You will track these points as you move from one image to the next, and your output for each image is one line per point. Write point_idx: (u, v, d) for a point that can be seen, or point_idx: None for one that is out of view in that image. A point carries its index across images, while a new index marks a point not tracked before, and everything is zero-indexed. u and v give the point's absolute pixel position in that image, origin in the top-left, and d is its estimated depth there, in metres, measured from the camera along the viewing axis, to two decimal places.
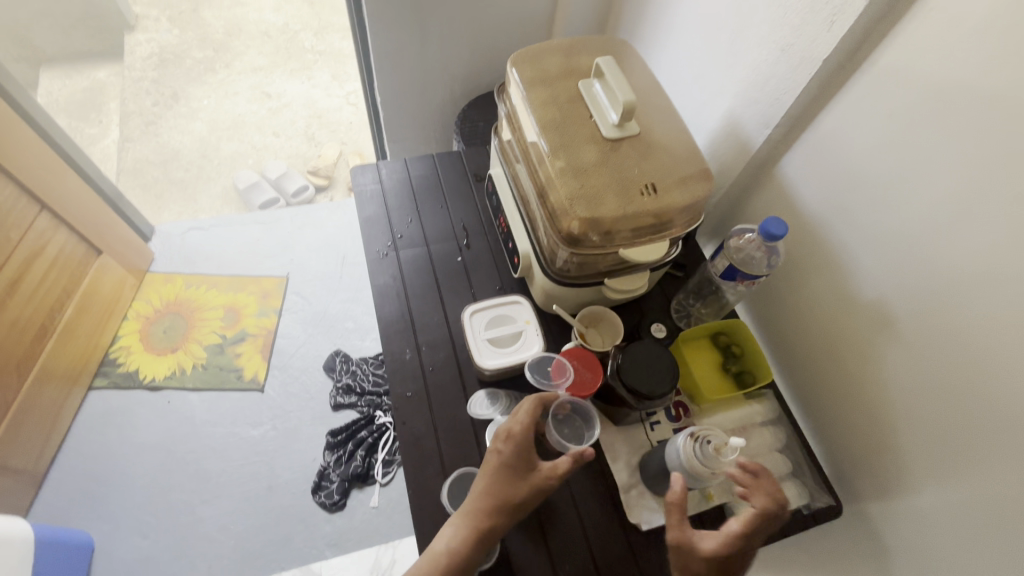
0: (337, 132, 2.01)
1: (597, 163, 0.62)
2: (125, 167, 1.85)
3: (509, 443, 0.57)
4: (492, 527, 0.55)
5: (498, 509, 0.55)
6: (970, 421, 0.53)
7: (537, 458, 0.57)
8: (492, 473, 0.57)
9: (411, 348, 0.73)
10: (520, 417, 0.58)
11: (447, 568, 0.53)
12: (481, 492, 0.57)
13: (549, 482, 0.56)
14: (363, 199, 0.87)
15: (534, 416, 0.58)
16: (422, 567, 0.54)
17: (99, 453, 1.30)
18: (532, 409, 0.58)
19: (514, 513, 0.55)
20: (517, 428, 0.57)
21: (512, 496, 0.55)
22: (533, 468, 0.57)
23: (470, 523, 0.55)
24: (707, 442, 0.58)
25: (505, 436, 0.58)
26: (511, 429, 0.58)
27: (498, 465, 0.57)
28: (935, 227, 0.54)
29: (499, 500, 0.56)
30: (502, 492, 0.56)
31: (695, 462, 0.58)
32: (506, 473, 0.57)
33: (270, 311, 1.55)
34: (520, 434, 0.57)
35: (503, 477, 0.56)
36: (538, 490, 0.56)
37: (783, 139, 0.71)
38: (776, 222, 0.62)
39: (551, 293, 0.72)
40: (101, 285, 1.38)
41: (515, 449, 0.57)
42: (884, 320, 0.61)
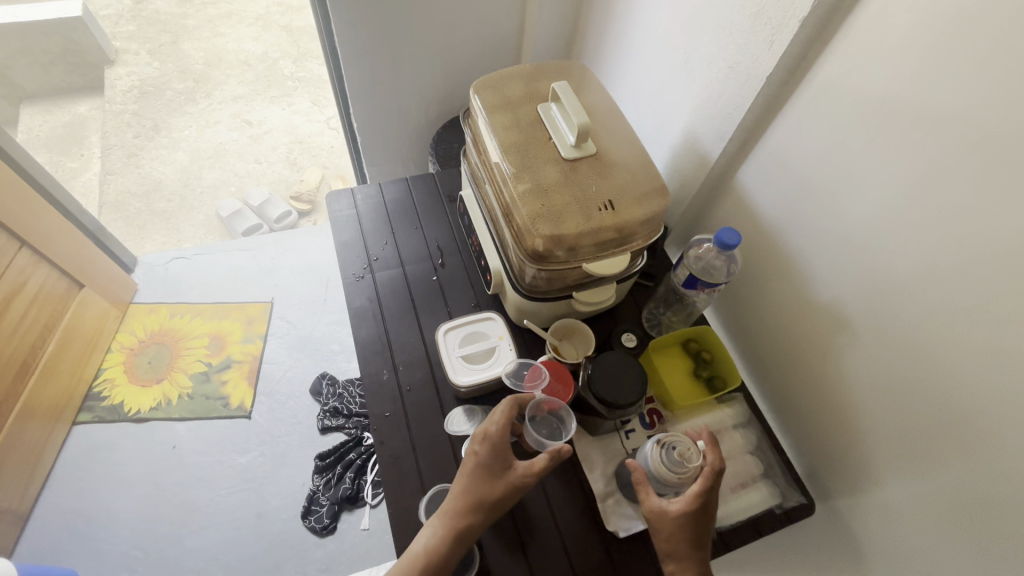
0: (319, 157, 2.05)
1: (558, 182, 0.65)
2: (107, 199, 1.86)
3: (485, 444, 0.58)
4: (470, 525, 0.56)
5: (475, 508, 0.56)
6: (925, 415, 0.55)
7: (514, 457, 0.58)
8: (469, 474, 0.58)
9: (388, 368, 0.75)
10: (495, 418, 0.59)
11: (425, 567, 0.55)
12: (459, 493, 0.58)
13: (525, 480, 0.57)
14: (339, 224, 0.89)
15: (509, 416, 0.59)
16: (400, 568, 0.55)
17: (84, 488, 1.29)
18: (507, 411, 0.59)
19: (491, 512, 0.57)
20: (493, 429, 0.58)
21: (489, 495, 0.56)
22: (509, 468, 0.58)
23: (447, 524, 0.56)
24: (673, 448, 0.60)
25: (481, 437, 0.59)
26: (486, 430, 0.59)
27: (474, 466, 0.58)
28: (881, 229, 0.57)
29: (476, 499, 0.57)
30: (479, 491, 0.57)
31: (661, 468, 0.60)
32: (482, 473, 0.58)
33: (256, 337, 1.55)
34: (495, 435, 0.58)
35: (479, 477, 0.57)
36: (514, 488, 0.57)
37: (738, 151, 0.75)
38: (729, 233, 0.65)
39: (523, 308, 0.74)
40: (83, 318, 1.38)
41: (490, 450, 0.58)
42: (840, 321, 0.64)
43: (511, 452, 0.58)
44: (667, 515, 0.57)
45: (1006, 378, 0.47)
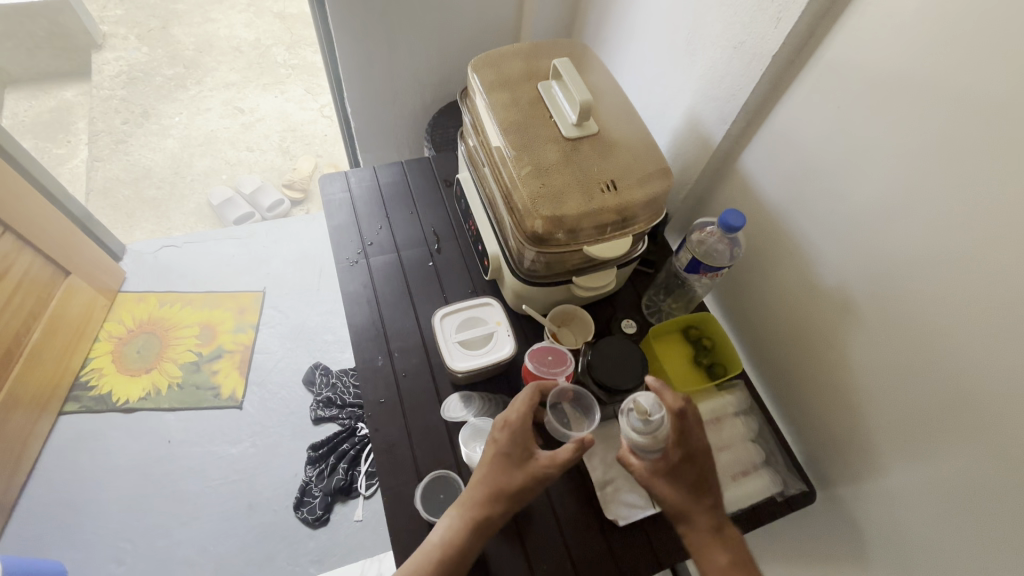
0: (312, 145, 2.01)
1: (559, 162, 0.63)
2: (94, 186, 1.82)
3: (506, 431, 0.57)
4: (491, 516, 0.54)
5: (496, 498, 0.54)
6: (930, 402, 0.54)
7: (536, 446, 0.57)
8: (488, 463, 0.56)
9: (383, 355, 0.73)
10: (518, 405, 0.58)
11: (442, 560, 0.52)
12: (477, 483, 0.56)
13: (548, 470, 0.55)
14: (332, 207, 0.87)
15: (532, 402, 0.58)
16: (415, 563, 0.53)
17: (71, 479, 1.26)
18: (529, 398, 0.58)
19: (511, 502, 0.54)
20: (514, 416, 0.57)
21: (511, 484, 0.55)
22: (531, 457, 0.56)
23: (465, 514, 0.54)
24: (630, 411, 0.57)
25: (501, 424, 0.58)
26: (508, 417, 0.58)
27: (494, 454, 0.56)
28: (889, 211, 0.55)
29: (496, 488, 0.55)
30: (500, 481, 0.55)
31: (633, 437, 0.58)
32: (502, 462, 0.56)
33: (247, 326, 1.53)
34: (517, 421, 0.57)
35: (500, 466, 0.55)
36: (537, 478, 0.55)
37: (742, 134, 0.73)
38: (734, 214, 0.63)
39: (521, 293, 0.72)
40: (70, 306, 1.35)
41: (512, 437, 0.56)
42: (845, 306, 0.63)
43: (533, 441, 0.57)
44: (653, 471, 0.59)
45: (1015, 362, 0.46)
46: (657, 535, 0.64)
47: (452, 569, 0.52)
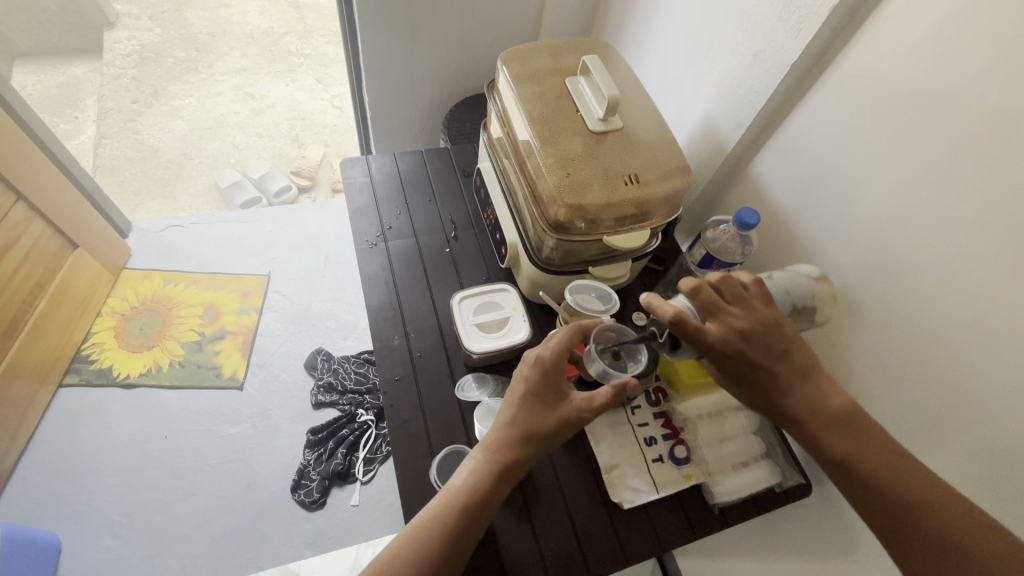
0: (321, 134, 2.02)
1: (584, 154, 0.66)
2: (101, 163, 1.82)
3: (537, 369, 0.58)
4: (520, 454, 0.56)
5: (525, 438, 0.56)
6: (928, 399, 0.57)
7: (568, 389, 0.58)
8: (518, 405, 0.58)
9: (399, 334, 0.75)
10: (551, 345, 0.59)
11: (469, 499, 0.54)
12: (506, 425, 0.58)
13: (581, 413, 0.57)
14: (353, 191, 0.89)
15: (567, 343, 0.59)
16: (441, 503, 0.54)
17: (68, 452, 1.26)
18: (564, 338, 0.59)
19: (541, 444, 0.57)
20: (547, 354, 0.58)
21: (543, 425, 0.57)
22: (563, 399, 0.58)
23: (494, 456, 0.56)
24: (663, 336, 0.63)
25: (532, 364, 0.59)
26: (539, 356, 0.59)
27: (526, 395, 0.58)
28: (897, 215, 0.58)
29: (527, 428, 0.57)
30: (530, 422, 0.57)
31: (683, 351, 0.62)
32: (533, 404, 0.58)
33: (251, 309, 1.53)
34: (550, 361, 0.58)
35: (531, 408, 0.57)
36: (567, 419, 0.57)
37: (755, 140, 0.76)
38: (750, 213, 0.67)
39: (537, 280, 0.74)
40: (76, 279, 1.36)
41: (544, 378, 0.58)
42: (848, 306, 0.65)
43: (565, 383, 0.59)
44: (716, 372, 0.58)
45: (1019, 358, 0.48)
46: (658, 516, 0.67)
47: (476, 509, 0.54)
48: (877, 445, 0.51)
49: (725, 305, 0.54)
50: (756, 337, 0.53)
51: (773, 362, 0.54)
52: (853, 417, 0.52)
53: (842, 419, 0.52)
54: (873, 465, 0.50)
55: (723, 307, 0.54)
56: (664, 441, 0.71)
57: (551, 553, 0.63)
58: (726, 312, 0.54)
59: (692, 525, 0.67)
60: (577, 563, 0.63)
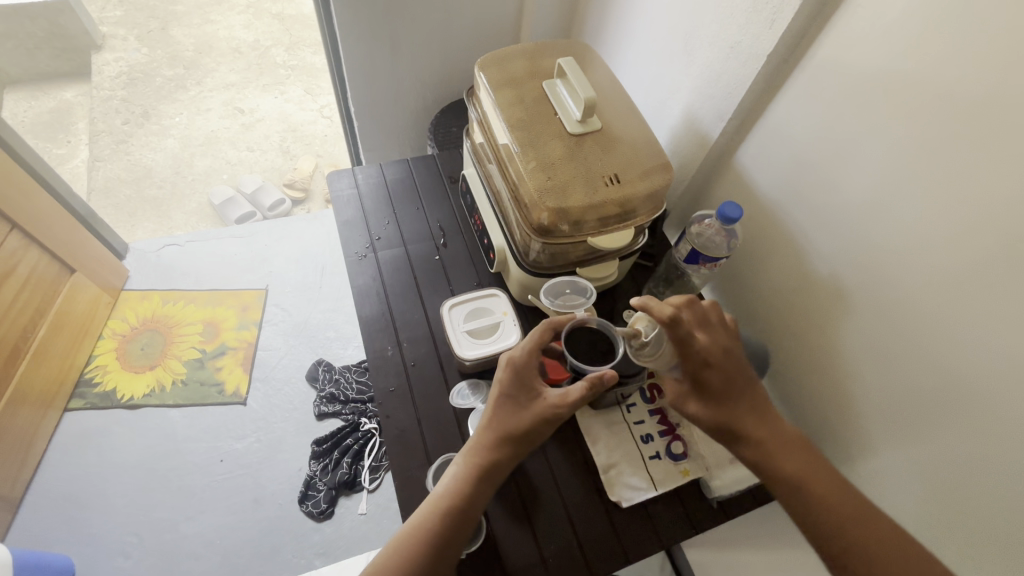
0: (312, 145, 2.03)
1: (564, 155, 0.66)
2: (96, 186, 1.83)
3: (509, 371, 0.59)
4: (499, 453, 0.57)
5: (502, 437, 0.57)
6: (919, 385, 0.57)
7: (543, 387, 0.59)
8: (493, 407, 0.59)
9: (392, 345, 0.75)
10: (521, 347, 0.60)
11: (449, 507, 0.54)
12: (485, 428, 0.58)
13: (556, 410, 0.57)
14: (340, 204, 0.89)
15: (537, 342, 0.60)
16: (425, 510, 0.55)
17: (77, 474, 1.28)
18: (534, 338, 0.60)
19: (519, 443, 0.57)
20: (517, 355, 0.59)
21: (518, 423, 0.57)
22: (537, 397, 0.58)
23: (474, 460, 0.57)
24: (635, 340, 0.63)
25: (505, 365, 0.60)
26: (510, 361, 0.60)
27: (500, 397, 0.59)
28: (878, 198, 0.58)
29: (502, 427, 0.57)
30: (505, 420, 0.58)
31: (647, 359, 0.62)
32: (507, 405, 0.58)
33: (250, 323, 1.54)
34: (520, 362, 0.59)
35: (506, 409, 0.58)
36: (543, 412, 0.57)
37: (737, 132, 0.76)
38: (731, 206, 0.68)
39: (526, 284, 0.74)
40: (74, 303, 1.37)
41: (515, 379, 0.59)
42: (837, 295, 0.65)
43: (538, 381, 0.59)
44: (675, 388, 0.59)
45: (1007, 336, 0.48)
46: (658, 514, 0.68)
47: (459, 515, 0.54)
48: (828, 469, 0.54)
49: (711, 320, 0.58)
50: (732, 352, 0.58)
51: (736, 380, 0.57)
52: (804, 442, 0.56)
53: (796, 442, 0.56)
54: (823, 485, 0.53)
55: (710, 321, 0.58)
56: (660, 438, 0.72)
57: (553, 557, 0.63)
58: (712, 326, 0.58)
59: (692, 520, 0.68)
60: (578, 565, 0.63)
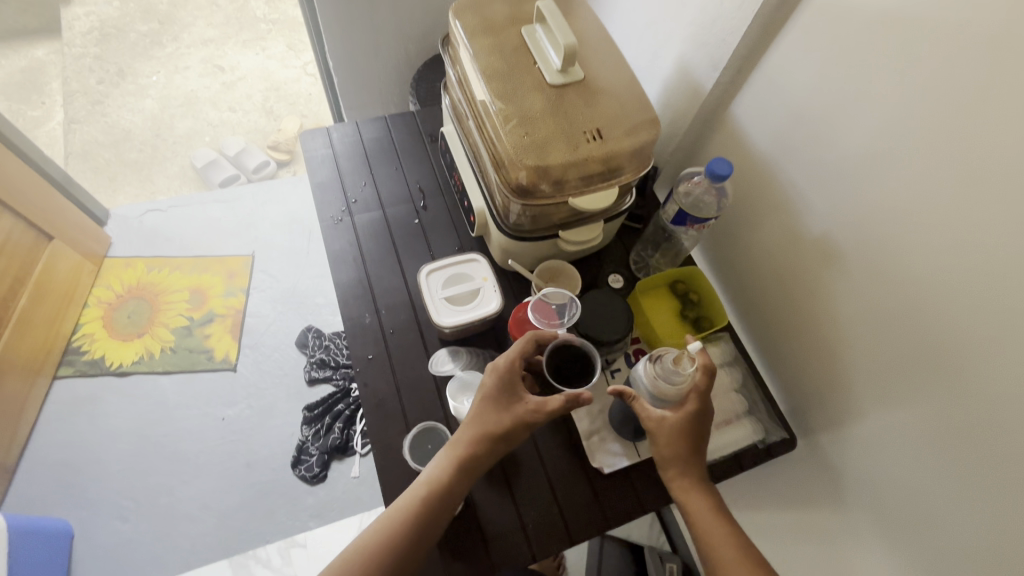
0: (296, 105, 1.95)
1: (544, 110, 0.62)
2: (73, 150, 1.76)
3: (493, 376, 0.58)
4: (472, 459, 0.55)
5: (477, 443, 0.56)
6: (910, 349, 0.55)
7: (525, 393, 0.58)
8: (475, 409, 0.58)
9: (370, 312, 0.73)
10: (506, 355, 0.59)
11: (421, 506, 0.54)
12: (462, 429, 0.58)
13: (534, 415, 0.56)
14: (315, 165, 0.85)
15: (522, 352, 0.59)
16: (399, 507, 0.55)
17: (70, 441, 1.29)
18: (519, 346, 0.59)
19: (495, 445, 0.56)
20: (502, 361, 0.58)
21: (495, 430, 0.56)
22: (517, 402, 0.57)
23: (447, 459, 0.56)
24: (665, 361, 0.60)
25: (491, 371, 0.59)
26: (495, 369, 0.59)
27: (482, 399, 0.58)
28: (878, 153, 0.54)
29: (479, 432, 0.56)
30: (483, 424, 0.56)
31: (658, 383, 0.60)
32: (488, 408, 0.57)
33: (238, 290, 1.52)
34: (504, 368, 0.58)
35: (484, 411, 0.57)
36: (522, 420, 0.56)
37: (732, 83, 0.71)
38: (721, 162, 0.64)
39: (508, 248, 0.72)
40: (55, 272, 1.34)
41: (498, 383, 0.58)
42: (831, 256, 0.62)
43: (519, 387, 0.58)
44: (664, 421, 0.59)
45: (1006, 297, 0.45)
46: (641, 480, 0.67)
47: (430, 513, 0.54)
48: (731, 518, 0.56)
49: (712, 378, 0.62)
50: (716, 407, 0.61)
51: (706, 433, 0.60)
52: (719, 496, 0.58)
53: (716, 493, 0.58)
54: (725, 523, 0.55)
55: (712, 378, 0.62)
56: None
57: (533, 524, 0.63)
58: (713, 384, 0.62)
59: None
60: (559, 531, 0.63)
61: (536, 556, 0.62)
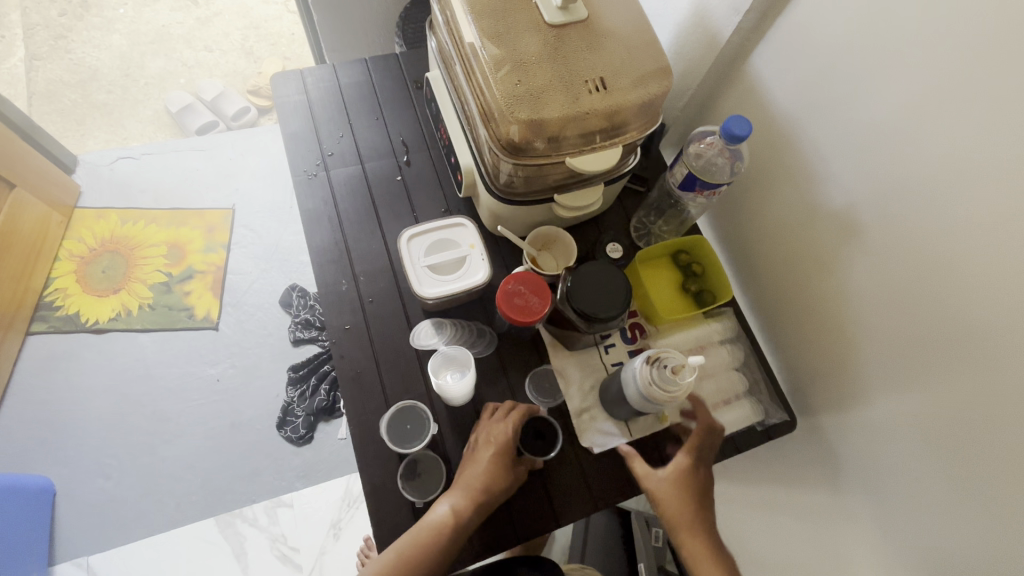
0: (277, 45, 1.81)
1: (540, 54, 0.54)
2: (36, 89, 1.63)
3: (499, 445, 0.57)
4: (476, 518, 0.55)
5: (482, 503, 0.55)
6: (928, 335, 0.50)
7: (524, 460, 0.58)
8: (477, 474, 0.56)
9: (347, 279, 0.67)
10: (511, 419, 0.59)
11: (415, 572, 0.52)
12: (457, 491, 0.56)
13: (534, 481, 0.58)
14: (287, 113, 0.77)
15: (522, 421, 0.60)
16: None
17: (48, 398, 1.25)
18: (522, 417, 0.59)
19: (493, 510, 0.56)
20: (509, 431, 0.58)
21: (500, 493, 0.56)
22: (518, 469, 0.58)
23: (445, 525, 0.54)
24: (665, 366, 0.54)
25: (495, 434, 0.58)
26: (500, 432, 0.58)
27: (487, 467, 0.56)
28: (917, 114, 0.47)
29: (485, 491, 0.55)
30: (490, 484, 0.55)
31: (651, 387, 0.55)
32: (494, 476, 0.56)
33: (218, 246, 1.45)
34: (510, 439, 0.58)
35: (489, 479, 0.56)
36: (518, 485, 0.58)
37: (754, 29, 0.63)
38: (739, 121, 0.57)
39: (497, 213, 0.65)
40: (20, 222, 1.26)
41: (505, 452, 0.57)
42: (850, 229, 0.56)
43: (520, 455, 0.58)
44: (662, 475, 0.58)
45: None
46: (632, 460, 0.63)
47: None
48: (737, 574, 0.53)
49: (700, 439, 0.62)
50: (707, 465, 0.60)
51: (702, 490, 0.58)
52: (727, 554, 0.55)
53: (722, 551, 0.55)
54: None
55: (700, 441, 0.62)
56: None
57: (520, 507, 0.60)
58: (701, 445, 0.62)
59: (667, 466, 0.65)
60: (544, 513, 0.60)
61: (522, 539, 0.59)
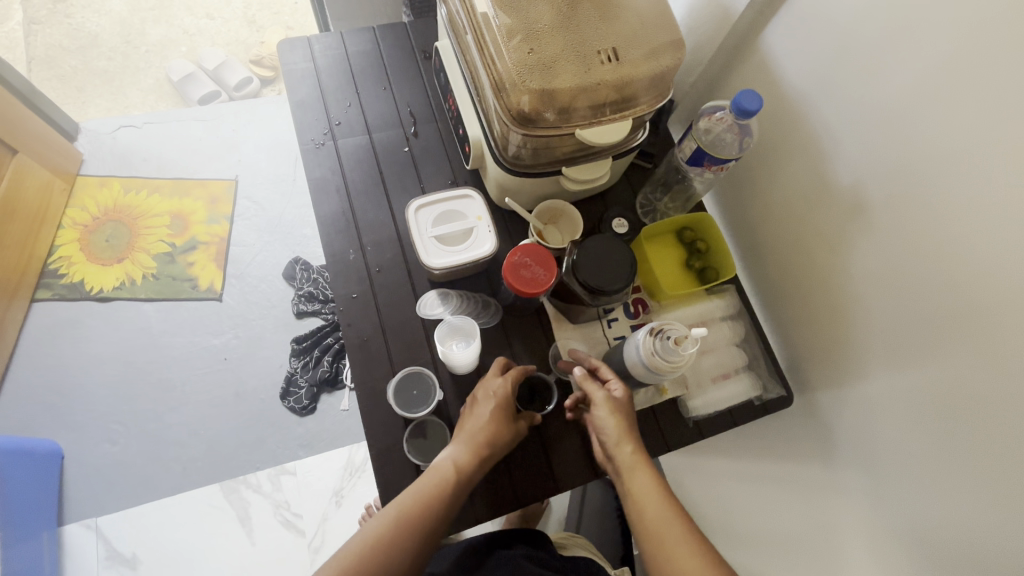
0: (280, 14, 1.77)
1: (553, 23, 0.54)
2: (35, 54, 1.60)
3: (498, 401, 0.59)
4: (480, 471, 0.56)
5: (486, 457, 0.56)
6: (929, 311, 0.51)
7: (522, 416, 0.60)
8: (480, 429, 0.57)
9: (354, 248, 0.68)
10: (508, 376, 0.60)
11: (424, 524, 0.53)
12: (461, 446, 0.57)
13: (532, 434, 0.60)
14: (294, 80, 0.76)
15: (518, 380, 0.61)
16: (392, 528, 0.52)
17: (54, 364, 1.27)
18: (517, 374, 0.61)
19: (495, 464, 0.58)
20: (506, 388, 0.59)
21: (502, 448, 0.57)
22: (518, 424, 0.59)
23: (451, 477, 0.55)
24: (668, 337, 0.55)
25: (492, 390, 0.60)
26: (498, 388, 0.60)
27: (489, 421, 0.58)
28: (926, 91, 0.48)
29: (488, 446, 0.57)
30: (492, 438, 0.57)
31: (654, 358, 0.56)
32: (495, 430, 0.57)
33: (221, 217, 1.45)
34: (509, 395, 0.59)
35: (492, 433, 0.57)
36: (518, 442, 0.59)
37: (768, 4, 0.62)
38: (750, 96, 0.57)
39: (504, 184, 0.66)
40: (23, 188, 1.26)
41: (504, 409, 0.59)
42: (856, 208, 0.57)
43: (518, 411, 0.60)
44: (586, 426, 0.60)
45: None
46: None
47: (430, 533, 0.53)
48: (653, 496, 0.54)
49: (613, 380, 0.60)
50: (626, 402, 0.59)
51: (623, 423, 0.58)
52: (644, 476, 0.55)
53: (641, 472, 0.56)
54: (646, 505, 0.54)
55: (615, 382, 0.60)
56: None
57: (520, 470, 0.62)
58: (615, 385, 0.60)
59: (665, 436, 0.67)
60: (545, 478, 0.62)
61: (523, 502, 0.61)
